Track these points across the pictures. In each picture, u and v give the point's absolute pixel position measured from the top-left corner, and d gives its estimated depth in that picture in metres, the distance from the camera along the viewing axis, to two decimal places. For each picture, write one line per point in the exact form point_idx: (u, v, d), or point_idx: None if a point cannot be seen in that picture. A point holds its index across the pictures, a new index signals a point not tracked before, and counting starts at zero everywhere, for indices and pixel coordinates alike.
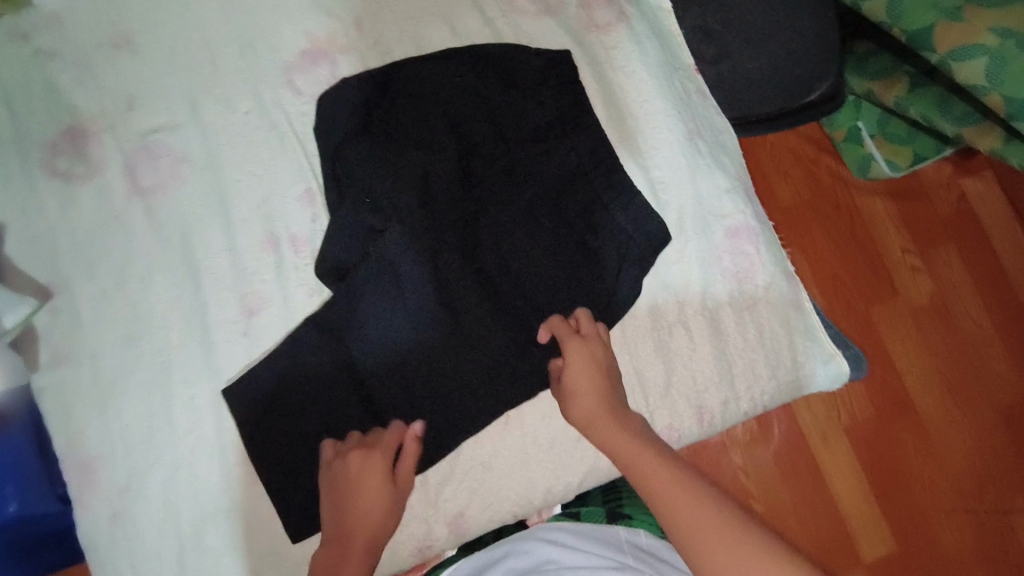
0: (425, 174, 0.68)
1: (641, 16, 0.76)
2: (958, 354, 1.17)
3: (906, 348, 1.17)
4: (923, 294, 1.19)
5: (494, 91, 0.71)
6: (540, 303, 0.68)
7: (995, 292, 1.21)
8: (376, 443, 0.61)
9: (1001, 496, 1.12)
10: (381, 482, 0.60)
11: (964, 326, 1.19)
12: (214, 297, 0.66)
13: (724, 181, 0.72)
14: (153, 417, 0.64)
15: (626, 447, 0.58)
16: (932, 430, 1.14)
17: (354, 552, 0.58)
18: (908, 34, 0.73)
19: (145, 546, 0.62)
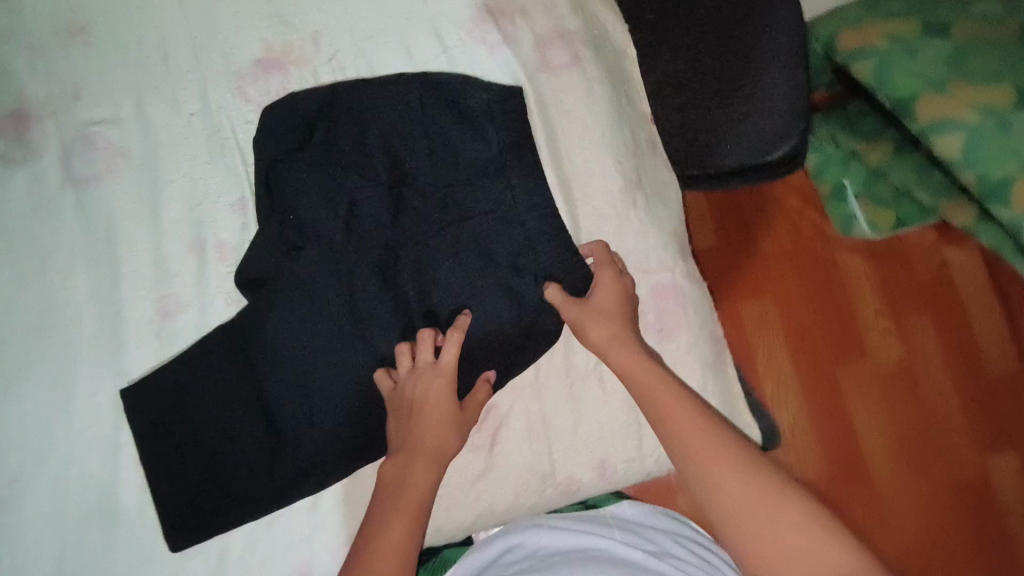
0: (354, 199, 0.68)
1: (597, 60, 0.75)
2: (920, 406, 1.33)
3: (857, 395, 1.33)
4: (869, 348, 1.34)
5: (440, 121, 0.70)
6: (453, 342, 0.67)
7: (962, 353, 1.36)
8: (437, 363, 0.64)
9: (919, 531, 1.29)
10: (446, 397, 0.63)
11: (924, 381, 1.34)
12: (131, 296, 0.67)
13: (658, 237, 0.72)
14: (58, 406, 0.65)
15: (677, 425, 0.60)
16: (880, 469, 1.31)
17: (420, 465, 0.62)
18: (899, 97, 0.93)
19: (28, 534, 0.64)
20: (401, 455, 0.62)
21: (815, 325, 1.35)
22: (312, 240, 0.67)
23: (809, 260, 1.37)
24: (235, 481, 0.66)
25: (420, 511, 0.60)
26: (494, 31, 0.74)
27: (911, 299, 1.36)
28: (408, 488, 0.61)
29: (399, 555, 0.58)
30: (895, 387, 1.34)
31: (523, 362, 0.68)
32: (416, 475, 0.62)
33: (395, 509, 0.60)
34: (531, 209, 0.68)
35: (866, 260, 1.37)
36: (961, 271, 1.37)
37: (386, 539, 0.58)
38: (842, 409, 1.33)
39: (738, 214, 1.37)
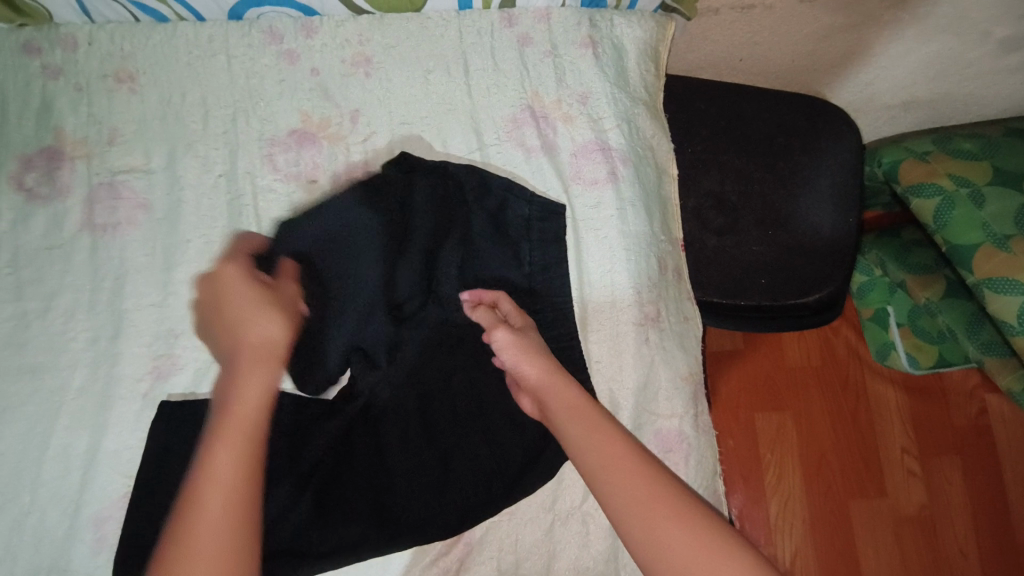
0: (346, 279, 0.65)
1: (634, 180, 0.72)
2: (933, 564, 1.21)
3: (869, 538, 1.23)
4: (888, 485, 1.25)
5: (476, 217, 0.69)
6: (458, 462, 0.65)
7: (991, 516, 1.23)
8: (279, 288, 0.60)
9: None
10: (253, 283, 0.58)
11: (944, 537, 1.23)
12: (128, 351, 0.66)
13: (666, 376, 0.69)
14: (27, 455, 0.64)
15: (621, 471, 0.54)
16: None
17: (229, 435, 0.51)
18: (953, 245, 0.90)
19: None
20: (230, 359, 0.56)
21: (835, 452, 1.26)
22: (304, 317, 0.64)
23: (838, 382, 1.30)
24: None
25: (253, 428, 0.52)
26: (534, 135, 0.73)
27: (943, 442, 1.27)
28: (235, 405, 0.53)
29: (220, 487, 0.49)
30: (911, 531, 1.23)
31: (517, 497, 0.64)
32: (224, 445, 0.51)
33: (224, 432, 0.51)
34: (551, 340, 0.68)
35: (899, 392, 1.29)
36: (1000, 420, 1.27)
37: (210, 467, 0.49)
38: (851, 547, 1.22)
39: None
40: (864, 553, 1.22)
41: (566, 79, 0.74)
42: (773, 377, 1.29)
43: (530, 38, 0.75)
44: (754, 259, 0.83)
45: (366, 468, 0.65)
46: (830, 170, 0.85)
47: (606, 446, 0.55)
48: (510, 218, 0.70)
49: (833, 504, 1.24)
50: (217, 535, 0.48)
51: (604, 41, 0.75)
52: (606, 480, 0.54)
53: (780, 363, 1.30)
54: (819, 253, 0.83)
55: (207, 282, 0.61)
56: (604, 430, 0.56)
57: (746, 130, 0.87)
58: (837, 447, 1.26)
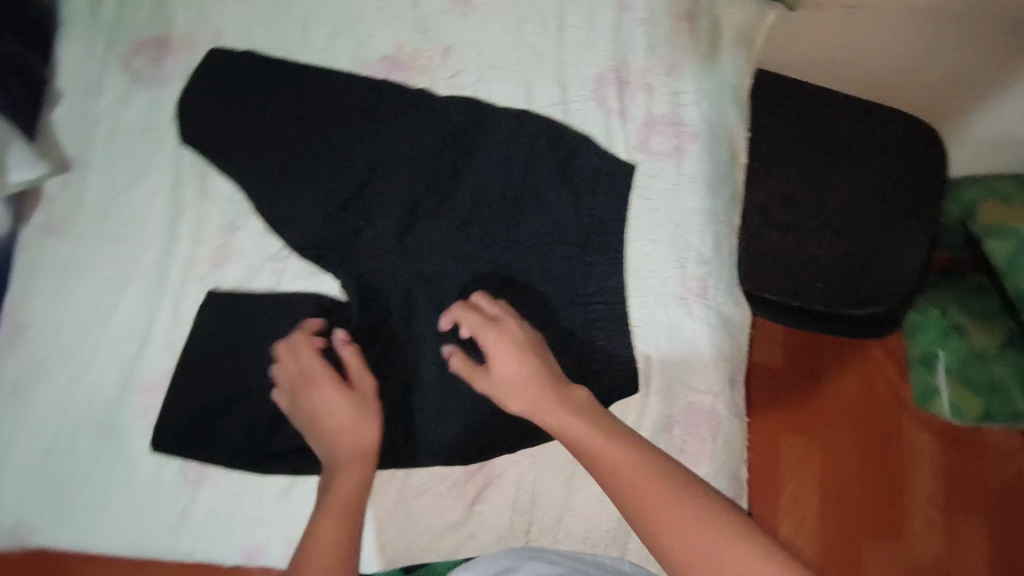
0: (416, 214, 0.70)
1: (707, 157, 0.72)
2: None
3: None
4: (907, 529, 1.21)
5: (546, 167, 0.71)
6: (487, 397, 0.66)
7: None
8: (307, 374, 0.62)
9: None
10: (338, 393, 0.60)
11: None
12: (194, 236, 0.70)
13: (707, 353, 0.68)
14: (95, 316, 0.68)
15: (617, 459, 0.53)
16: None
17: (332, 512, 0.54)
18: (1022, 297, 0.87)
19: (26, 423, 0.65)
20: (328, 461, 0.58)
21: (855, 486, 1.23)
22: (369, 235, 0.70)
23: (869, 416, 1.26)
24: (225, 446, 0.65)
25: (350, 505, 0.55)
26: (616, 97, 0.73)
27: (968, 496, 1.22)
28: (331, 494, 0.55)
29: (338, 550, 0.52)
30: None
31: (536, 439, 0.65)
32: (322, 526, 0.53)
33: (323, 515, 0.54)
34: (597, 294, 0.68)
35: (930, 436, 1.25)
36: None
37: (316, 545, 0.52)
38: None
39: (810, 349, 1.28)
40: None
41: (657, 49, 0.74)
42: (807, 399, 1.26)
43: (628, 4, 0.75)
44: (811, 262, 0.82)
45: (395, 384, 0.66)
46: (908, 188, 0.83)
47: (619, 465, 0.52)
48: (578, 169, 0.71)
49: (846, 537, 1.21)
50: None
51: (701, 20, 0.76)
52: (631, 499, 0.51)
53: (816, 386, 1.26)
54: (881, 268, 0.81)
55: (253, 149, 0.70)
56: (604, 441, 0.54)
57: (823, 133, 0.86)
58: (862, 481, 1.23)
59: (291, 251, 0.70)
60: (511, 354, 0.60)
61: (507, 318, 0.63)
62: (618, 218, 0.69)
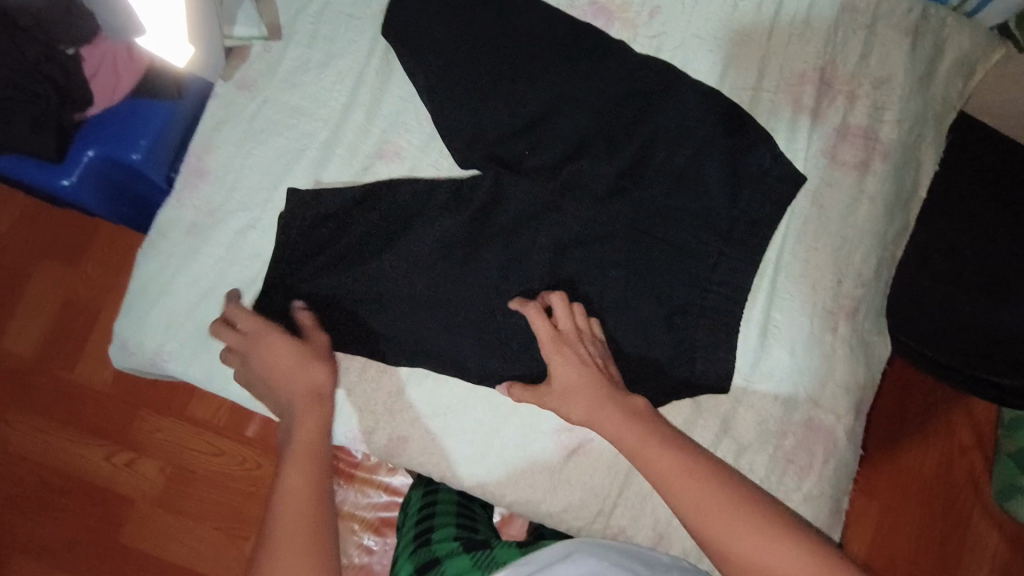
0: (581, 159, 0.69)
1: (887, 181, 0.70)
2: None
3: None
4: None
5: (720, 149, 0.68)
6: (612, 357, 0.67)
7: None
8: (270, 341, 0.65)
9: None
10: (289, 343, 0.65)
11: None
12: (365, 128, 0.73)
13: (841, 375, 0.67)
14: (262, 179, 0.72)
15: (676, 469, 0.56)
16: None
17: (301, 464, 0.61)
18: None
19: (190, 265, 0.71)
20: (286, 408, 0.65)
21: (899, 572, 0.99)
22: (532, 170, 0.70)
23: (940, 501, 1.00)
24: (353, 331, 0.69)
25: (314, 454, 0.62)
26: (814, 97, 0.71)
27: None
28: (294, 443, 0.62)
29: (307, 507, 0.58)
30: None
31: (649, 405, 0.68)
32: (297, 472, 0.60)
33: (293, 460, 0.61)
34: (737, 288, 0.67)
35: (1003, 541, 0.99)
36: None
37: (286, 487, 0.59)
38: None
39: (899, 394, 1.02)
40: None
41: (870, 59, 0.72)
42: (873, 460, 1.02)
43: (854, 5, 0.72)
44: (954, 318, 0.78)
45: (523, 319, 0.68)
46: None
47: (694, 492, 0.55)
48: (750, 164, 0.68)
49: None
50: (300, 520, 0.57)
51: (925, 39, 0.72)
52: (716, 522, 0.53)
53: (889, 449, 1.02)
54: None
55: (442, 58, 0.70)
56: (658, 449, 0.57)
57: (1010, 187, 0.80)
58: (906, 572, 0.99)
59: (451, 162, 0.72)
60: (570, 373, 0.61)
61: (566, 328, 0.63)
62: (773, 219, 0.68)
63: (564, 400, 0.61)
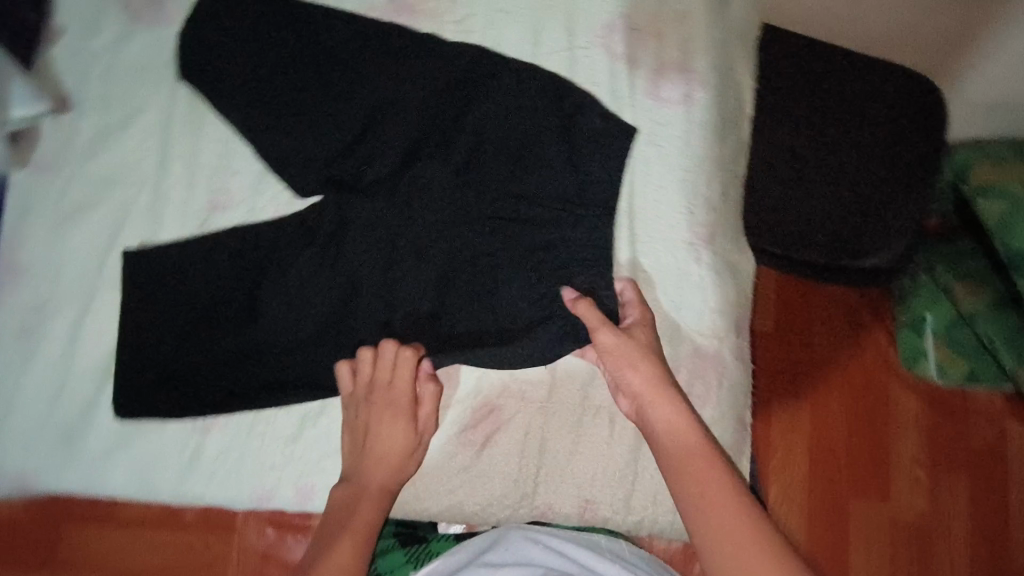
0: (417, 159, 0.69)
1: (709, 107, 0.72)
2: None
3: (868, 547, 1.02)
4: (898, 502, 1.03)
5: (549, 115, 0.69)
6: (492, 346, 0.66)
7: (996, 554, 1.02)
8: (400, 388, 0.64)
9: None
10: (405, 426, 0.66)
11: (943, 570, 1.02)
12: (190, 183, 0.70)
13: (714, 301, 0.69)
14: (96, 261, 0.68)
15: (698, 462, 0.58)
16: None
17: (352, 534, 0.63)
18: (1008, 248, 0.80)
19: (33, 368, 0.68)
20: (357, 465, 0.65)
21: (840, 457, 1.04)
22: (372, 179, 0.69)
23: (856, 378, 1.06)
24: (229, 389, 0.66)
25: (367, 532, 0.64)
26: (622, 44, 0.73)
27: (962, 474, 1.04)
28: (357, 510, 0.64)
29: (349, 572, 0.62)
30: (911, 550, 1.02)
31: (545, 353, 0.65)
32: (344, 536, 0.63)
33: (346, 530, 0.63)
34: (592, 248, 0.67)
35: (919, 401, 1.06)
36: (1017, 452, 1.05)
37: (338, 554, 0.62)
38: (843, 565, 1.02)
39: (796, 298, 1.07)
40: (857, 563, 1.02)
41: None
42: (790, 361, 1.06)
43: None
44: (810, 214, 0.82)
45: (401, 327, 0.67)
46: (907, 139, 0.82)
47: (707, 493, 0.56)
48: (581, 123, 0.69)
49: (830, 508, 1.03)
50: None
51: None
52: (717, 516, 0.55)
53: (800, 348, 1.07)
54: (878, 217, 0.81)
55: (249, 91, 0.68)
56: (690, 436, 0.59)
57: (827, 86, 0.84)
58: (844, 449, 1.05)
59: (289, 192, 0.70)
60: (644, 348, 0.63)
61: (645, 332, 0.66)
62: (614, 172, 0.68)
63: (632, 354, 0.62)
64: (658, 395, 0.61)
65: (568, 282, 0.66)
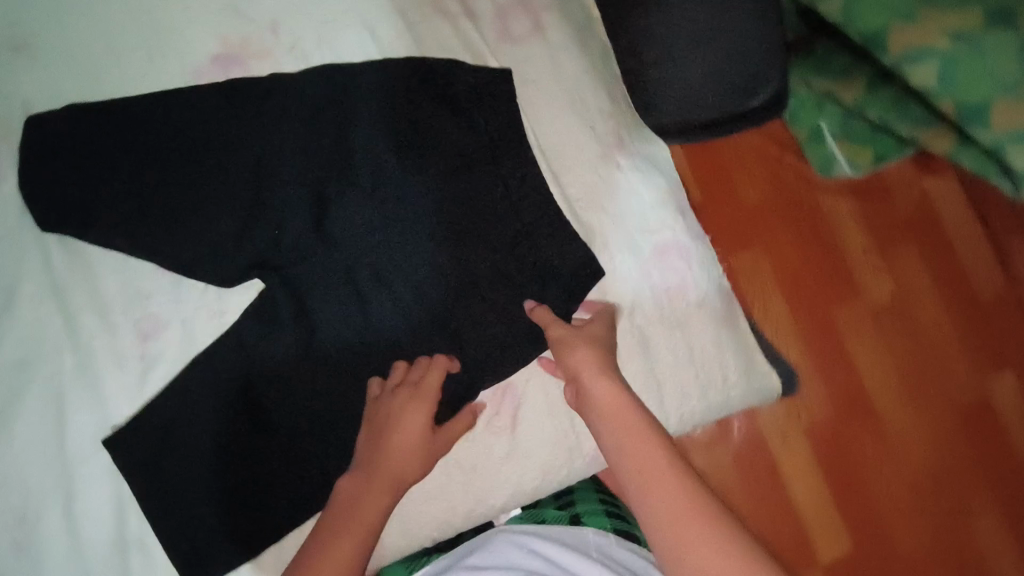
0: (323, 198, 0.67)
1: (562, 28, 0.75)
2: (919, 358, 1.12)
3: (864, 342, 1.11)
4: (871, 293, 1.12)
5: (424, 99, 0.69)
6: (480, 333, 0.68)
7: (956, 294, 1.14)
8: (427, 382, 0.64)
9: (958, 495, 1.10)
10: (421, 421, 0.63)
11: (924, 329, 1.13)
12: (111, 325, 0.66)
13: (649, 194, 0.73)
14: (55, 442, 0.64)
15: (633, 439, 0.56)
16: (889, 429, 1.10)
17: (353, 535, 0.58)
18: (860, 36, 0.68)
19: None
20: (367, 465, 0.62)
21: (808, 276, 1.11)
22: (292, 234, 0.66)
23: (790, 206, 1.12)
24: (259, 489, 0.66)
25: (370, 533, 0.59)
26: (456, 4, 0.73)
27: (906, 241, 1.13)
28: (361, 510, 0.60)
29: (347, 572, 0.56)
30: (894, 326, 1.12)
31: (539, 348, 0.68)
32: (342, 538, 0.58)
33: (345, 527, 0.59)
34: (526, 199, 0.69)
35: (848, 200, 1.14)
36: (940, 201, 1.15)
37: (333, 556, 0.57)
38: (850, 369, 1.10)
39: (710, 159, 1.11)
40: (860, 360, 1.10)
41: None
42: (732, 218, 1.11)
43: None
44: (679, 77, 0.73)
45: (387, 357, 0.67)
46: None
47: (668, 494, 0.52)
48: (458, 94, 0.70)
49: (820, 326, 1.10)
50: None
51: None
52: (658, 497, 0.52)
53: (734, 202, 1.12)
54: (717, 72, 0.69)
55: (122, 210, 0.63)
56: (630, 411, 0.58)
57: None
58: (808, 270, 1.11)
59: (212, 287, 0.67)
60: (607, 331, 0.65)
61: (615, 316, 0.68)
62: (512, 123, 0.70)
63: (590, 339, 0.64)
64: (604, 369, 0.62)
65: (519, 246, 0.69)
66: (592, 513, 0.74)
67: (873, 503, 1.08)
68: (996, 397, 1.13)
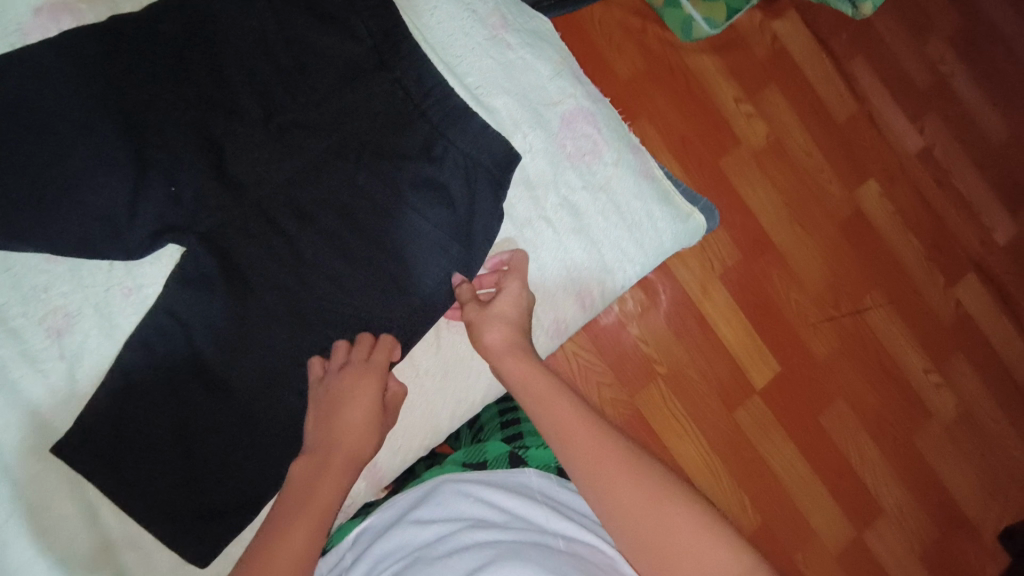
0: (215, 145, 0.63)
1: None
2: (799, 186, 1.22)
3: (753, 187, 1.19)
4: (749, 137, 1.20)
5: (293, 17, 0.65)
6: (418, 245, 0.67)
7: (819, 122, 1.24)
8: (372, 357, 0.63)
9: (854, 299, 1.23)
10: (372, 388, 0.62)
11: (800, 159, 1.22)
12: (13, 329, 0.62)
13: (544, 68, 0.76)
14: None
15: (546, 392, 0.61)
16: (789, 255, 1.20)
17: (308, 522, 0.54)
18: None
19: None
20: (320, 449, 0.59)
21: (692, 135, 1.17)
22: (192, 189, 0.62)
23: (663, 72, 1.17)
24: (231, 460, 0.63)
25: (329, 514, 0.56)
26: None
27: (770, 81, 1.22)
28: (316, 492, 0.57)
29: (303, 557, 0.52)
30: (775, 161, 1.21)
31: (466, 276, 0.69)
32: (296, 526, 0.54)
33: (300, 515, 0.55)
34: (428, 98, 0.68)
35: (712, 55, 1.20)
36: (789, 39, 1.24)
37: (287, 546, 0.52)
38: (746, 212, 1.19)
39: (580, 41, 1.13)
40: (752, 202, 1.19)
41: None
42: (616, 96, 1.14)
43: None
44: None
45: (331, 292, 0.66)
46: None
47: (593, 455, 0.56)
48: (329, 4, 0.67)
49: (712, 177, 1.18)
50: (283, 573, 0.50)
51: None
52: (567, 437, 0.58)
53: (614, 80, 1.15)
54: None
55: None
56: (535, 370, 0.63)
57: None
58: (692, 130, 1.17)
59: (116, 264, 0.65)
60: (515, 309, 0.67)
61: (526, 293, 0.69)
62: (395, 22, 0.67)
63: (503, 318, 0.66)
64: (521, 350, 0.65)
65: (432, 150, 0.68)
66: (539, 443, 0.79)
67: (790, 325, 1.19)
68: (867, 205, 1.26)
